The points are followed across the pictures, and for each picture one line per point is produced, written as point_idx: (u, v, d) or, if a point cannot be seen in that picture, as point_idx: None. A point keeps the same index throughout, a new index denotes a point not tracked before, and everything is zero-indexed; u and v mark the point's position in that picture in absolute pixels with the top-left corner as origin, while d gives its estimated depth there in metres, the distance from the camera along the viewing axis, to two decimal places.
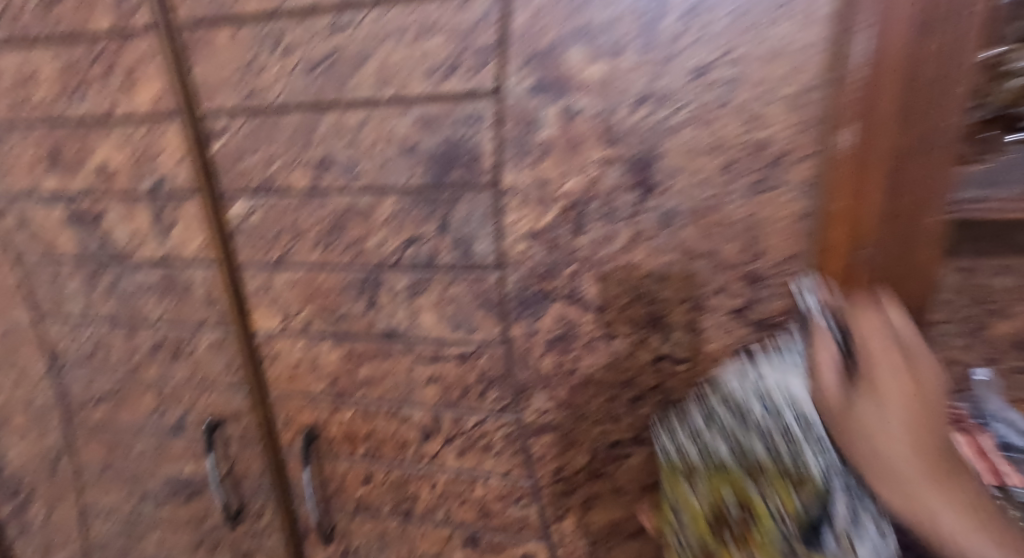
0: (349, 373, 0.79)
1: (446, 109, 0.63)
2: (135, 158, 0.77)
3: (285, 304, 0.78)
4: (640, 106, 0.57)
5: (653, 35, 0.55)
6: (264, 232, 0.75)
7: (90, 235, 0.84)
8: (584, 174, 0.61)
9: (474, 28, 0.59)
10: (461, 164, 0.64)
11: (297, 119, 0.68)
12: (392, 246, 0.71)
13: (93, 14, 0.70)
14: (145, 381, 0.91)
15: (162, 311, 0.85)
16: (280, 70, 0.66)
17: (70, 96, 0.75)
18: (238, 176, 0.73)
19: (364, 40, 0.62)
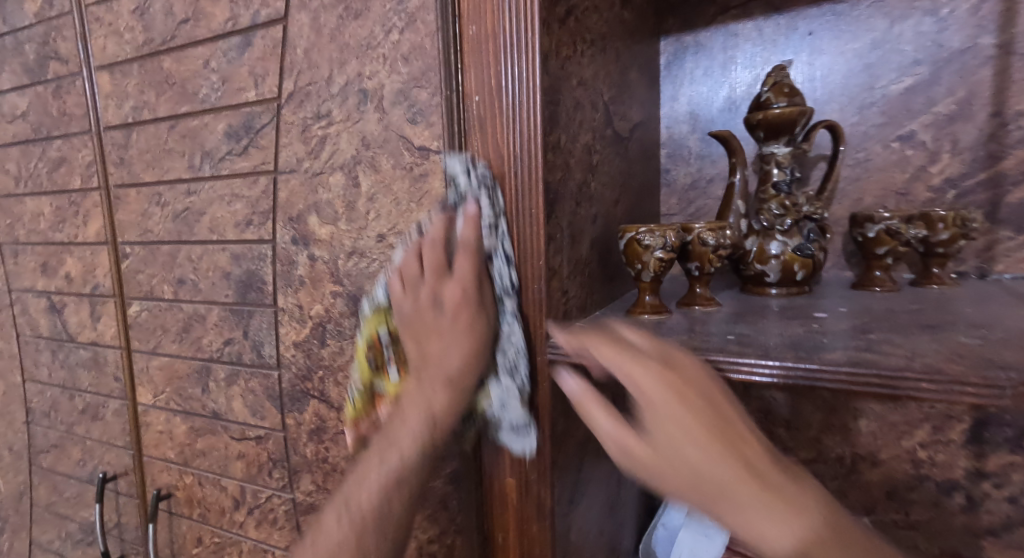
0: (191, 443, 1.00)
1: (245, 249, 0.89)
2: (85, 269, 1.10)
3: (155, 382, 1.03)
4: (350, 257, 0.80)
5: (353, 210, 0.79)
6: (145, 327, 1.02)
7: (56, 322, 1.16)
8: (323, 303, 0.83)
9: (259, 198, 0.86)
10: (254, 288, 0.89)
11: (167, 250, 0.97)
12: (217, 345, 0.94)
13: (72, 177, 1.08)
14: (74, 438, 1.17)
15: (89, 382, 1.13)
16: (161, 217, 0.97)
17: (57, 226, 1.13)
18: (135, 286, 1.02)
19: (203, 201, 0.92)
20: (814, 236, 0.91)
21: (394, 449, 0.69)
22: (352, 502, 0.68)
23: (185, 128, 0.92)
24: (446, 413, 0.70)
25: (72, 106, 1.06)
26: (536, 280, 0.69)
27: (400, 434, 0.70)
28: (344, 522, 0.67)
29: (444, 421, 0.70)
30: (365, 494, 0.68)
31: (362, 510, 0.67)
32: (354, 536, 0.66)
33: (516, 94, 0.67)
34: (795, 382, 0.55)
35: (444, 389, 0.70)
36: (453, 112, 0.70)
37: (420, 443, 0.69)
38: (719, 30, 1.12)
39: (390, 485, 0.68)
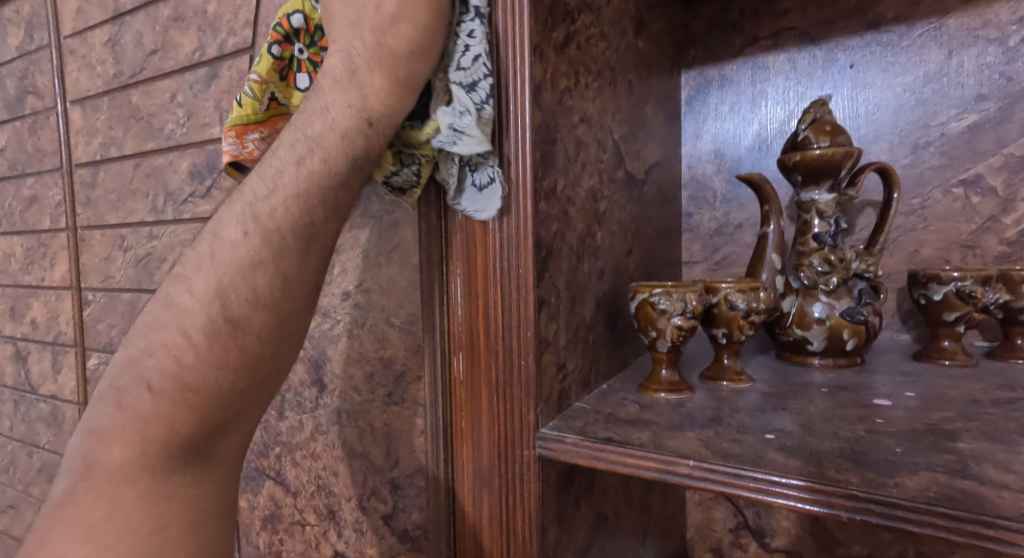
0: None
1: None
2: (50, 315, 1.01)
3: None
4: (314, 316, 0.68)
5: None
6: (103, 382, 0.92)
7: (21, 370, 1.08)
8: None
9: None
10: None
11: (127, 298, 0.87)
12: None
13: (42, 218, 1.00)
14: (30, 497, 1.08)
15: (47, 437, 1.04)
16: (122, 262, 0.88)
17: (27, 269, 1.04)
18: (96, 337, 0.93)
19: (165, 247, 0.82)
20: (866, 299, 0.76)
21: (187, 329, 0.45)
22: (144, 408, 0.43)
23: (149, 165, 0.82)
24: (267, 254, 0.47)
25: (45, 142, 0.97)
26: (522, 353, 0.55)
27: (131, 385, 0.44)
28: (152, 425, 0.43)
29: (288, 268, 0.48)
30: (162, 380, 0.44)
31: (161, 424, 0.43)
32: (179, 434, 0.43)
33: (499, 128, 0.54)
34: (864, 519, 0.41)
35: (250, 286, 0.46)
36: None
37: (247, 291, 0.46)
38: (747, 62, 1.00)
39: (190, 369, 0.44)
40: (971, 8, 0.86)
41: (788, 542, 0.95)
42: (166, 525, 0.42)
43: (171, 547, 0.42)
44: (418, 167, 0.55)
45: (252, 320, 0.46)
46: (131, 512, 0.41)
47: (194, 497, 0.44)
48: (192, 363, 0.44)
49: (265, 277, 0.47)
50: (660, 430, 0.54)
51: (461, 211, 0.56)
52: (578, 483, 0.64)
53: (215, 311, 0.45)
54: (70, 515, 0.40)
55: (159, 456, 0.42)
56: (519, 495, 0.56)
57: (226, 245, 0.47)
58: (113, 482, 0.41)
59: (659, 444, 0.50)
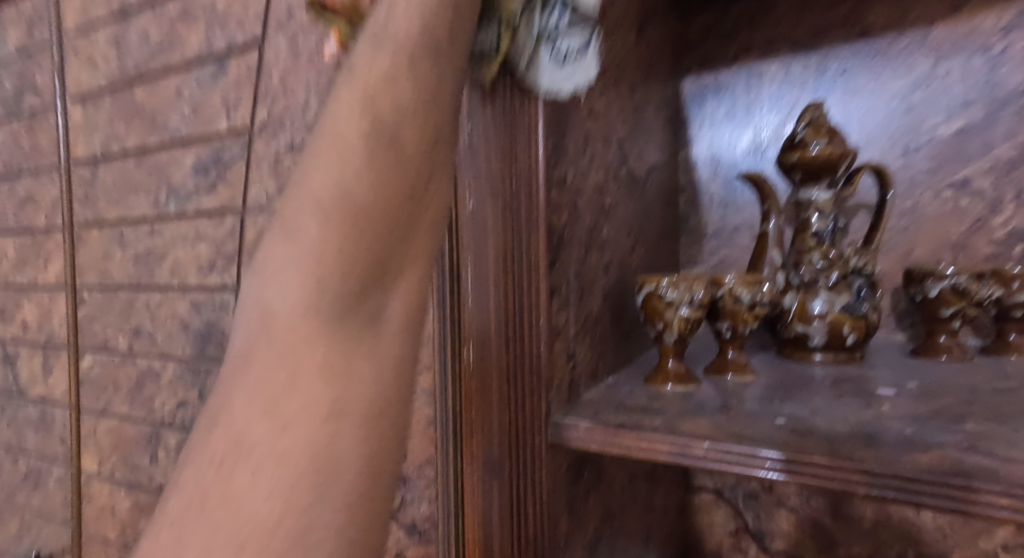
0: (133, 522, 0.86)
1: (205, 297, 0.77)
2: (41, 316, 0.99)
3: (102, 447, 0.90)
4: None
5: None
6: (97, 382, 0.90)
7: (10, 373, 1.05)
8: None
9: (224, 241, 0.75)
10: (214, 341, 0.77)
11: (125, 296, 0.86)
12: (170, 406, 0.82)
13: (37, 216, 0.98)
14: (15, 505, 1.05)
15: (35, 441, 1.01)
16: (121, 260, 0.86)
17: (19, 269, 1.02)
18: (91, 336, 0.91)
19: (167, 243, 0.81)
20: (866, 294, 0.77)
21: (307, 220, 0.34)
22: (265, 349, 0.34)
23: (152, 161, 0.82)
24: (382, 134, 0.35)
25: (43, 140, 0.96)
26: (535, 343, 0.57)
27: (298, 211, 0.34)
28: (279, 372, 0.33)
29: (411, 162, 0.37)
30: (303, 318, 0.34)
31: (287, 405, 0.33)
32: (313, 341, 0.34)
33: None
34: (881, 493, 0.42)
35: (395, 100, 0.36)
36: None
37: (358, 200, 0.34)
38: (741, 70, 1.03)
39: (321, 262, 0.33)
40: (957, 17, 0.89)
41: (788, 545, 0.95)
42: (340, 418, 0.34)
43: (346, 446, 0.34)
44: (500, 40, 0.48)
45: (375, 244, 0.35)
46: (295, 469, 0.33)
47: (370, 442, 0.35)
48: (311, 299, 0.34)
49: (389, 184, 0.35)
50: (672, 416, 0.54)
51: (538, 85, 0.53)
52: (588, 474, 0.65)
53: (315, 200, 0.34)
54: (194, 483, 0.33)
55: (307, 405, 0.33)
56: (533, 481, 0.58)
57: (361, 67, 0.36)
58: (258, 478, 0.32)
59: (672, 428, 0.51)
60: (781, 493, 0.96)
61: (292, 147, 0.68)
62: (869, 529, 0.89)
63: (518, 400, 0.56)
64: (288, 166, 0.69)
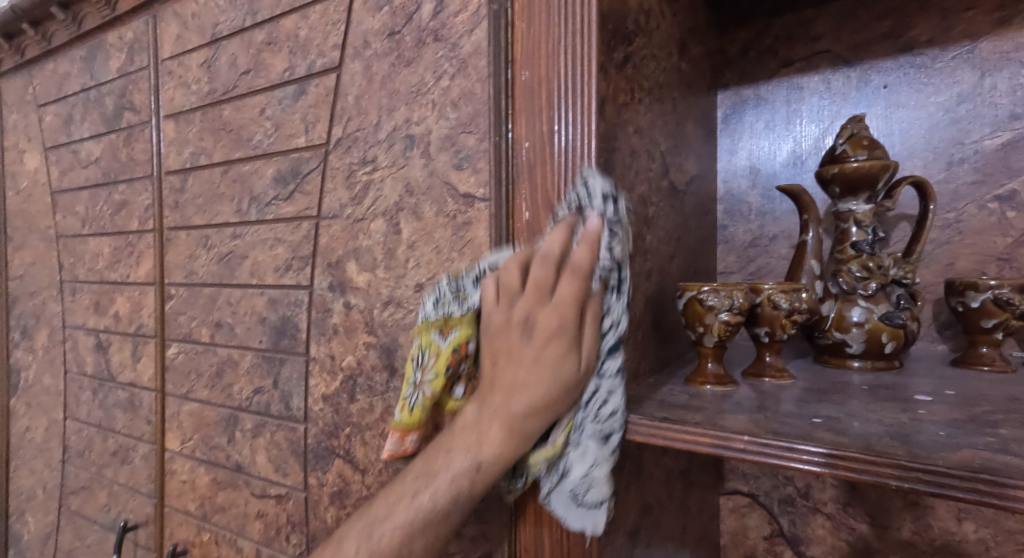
0: (212, 496, 0.95)
1: (281, 295, 0.85)
2: (132, 309, 1.10)
3: (184, 428, 1.00)
4: (387, 307, 0.74)
5: (392, 259, 0.73)
6: (181, 369, 1.00)
7: (102, 360, 1.17)
8: (354, 354, 0.77)
9: (300, 244, 0.83)
10: (288, 335, 0.85)
11: (208, 292, 0.95)
12: (246, 393, 0.90)
13: (130, 220, 1.09)
14: (104, 479, 1.16)
15: (123, 422, 1.12)
16: (205, 260, 0.96)
17: (112, 266, 1.14)
18: (177, 329, 1.01)
19: (247, 245, 0.90)
20: (904, 303, 0.79)
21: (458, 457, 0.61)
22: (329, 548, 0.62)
23: (235, 172, 0.91)
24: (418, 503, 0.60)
25: (137, 151, 1.07)
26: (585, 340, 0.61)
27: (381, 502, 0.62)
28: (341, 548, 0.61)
29: (431, 514, 0.60)
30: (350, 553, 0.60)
31: (410, 545, 0.60)
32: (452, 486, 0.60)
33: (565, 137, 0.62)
34: (913, 486, 0.46)
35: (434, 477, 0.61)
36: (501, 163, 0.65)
37: (397, 522, 0.60)
38: (781, 83, 1.06)
39: (406, 527, 0.60)
40: (1004, 32, 0.90)
41: (823, 548, 0.97)
42: None
43: None
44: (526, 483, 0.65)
45: (405, 542, 0.60)
46: None
47: None
48: (346, 551, 0.60)
49: (412, 526, 0.60)
50: (711, 413, 0.59)
51: (557, 510, 0.63)
52: (629, 467, 0.69)
53: (417, 493, 0.61)
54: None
55: None
56: (580, 468, 0.62)
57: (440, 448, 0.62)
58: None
59: (713, 423, 0.55)
60: (817, 497, 0.98)
61: (363, 161, 0.75)
62: (905, 534, 0.91)
63: (568, 393, 0.62)
64: (360, 178, 0.76)
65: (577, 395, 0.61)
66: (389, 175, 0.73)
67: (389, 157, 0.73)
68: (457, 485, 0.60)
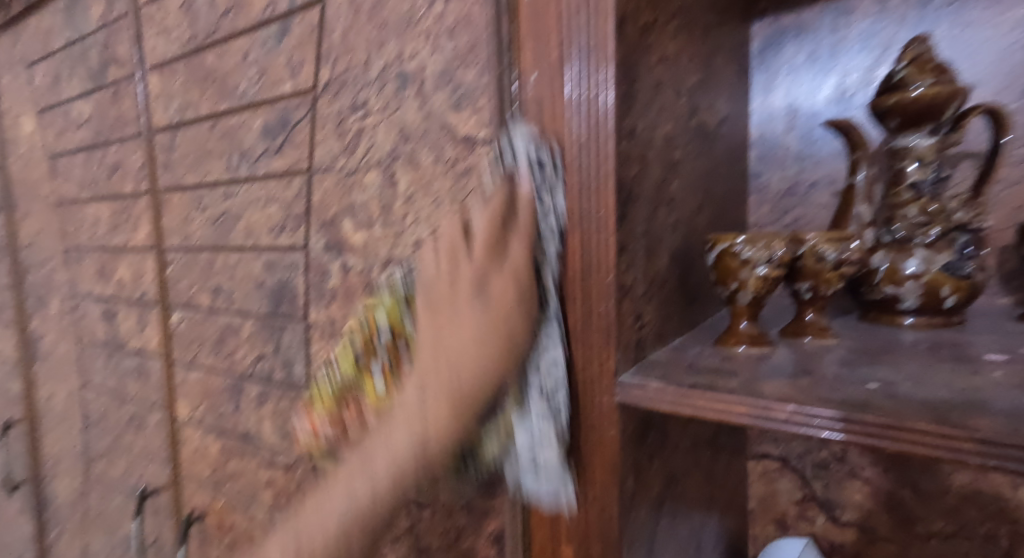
0: (222, 465, 0.92)
1: (278, 257, 0.80)
2: (134, 276, 1.06)
3: (192, 397, 0.96)
4: (386, 267, 0.68)
5: (390, 213, 0.67)
6: (185, 336, 0.96)
7: (111, 328, 1.14)
8: (355, 317, 0.72)
9: (293, 201, 0.77)
10: (287, 299, 0.79)
11: (205, 256, 0.90)
12: (249, 360, 0.86)
13: (125, 182, 1.04)
14: (122, 447, 1.15)
15: (136, 391, 1.10)
16: (200, 222, 0.91)
17: (113, 232, 1.10)
18: (177, 295, 0.97)
19: (240, 204, 0.84)
20: (970, 251, 0.70)
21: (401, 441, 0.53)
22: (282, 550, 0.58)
23: (224, 126, 0.84)
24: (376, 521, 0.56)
25: (127, 108, 1.01)
26: (602, 299, 0.54)
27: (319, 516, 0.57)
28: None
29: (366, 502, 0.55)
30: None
31: (361, 500, 0.55)
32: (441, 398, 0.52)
33: (579, 80, 0.53)
34: (997, 465, 0.39)
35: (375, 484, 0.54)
36: (509, 103, 0.57)
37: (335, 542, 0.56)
38: (828, 6, 0.94)
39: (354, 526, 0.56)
40: None
41: (866, 516, 0.90)
42: None
43: None
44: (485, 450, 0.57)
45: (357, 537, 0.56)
46: None
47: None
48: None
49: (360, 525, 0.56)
50: (748, 379, 0.52)
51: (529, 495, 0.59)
52: (652, 439, 0.63)
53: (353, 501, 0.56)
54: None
55: None
56: (597, 441, 0.56)
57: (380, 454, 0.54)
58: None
59: (750, 390, 0.48)
60: (856, 462, 0.91)
61: (354, 105, 0.68)
62: (957, 502, 0.83)
63: (586, 358, 0.55)
64: (352, 124, 0.69)
65: (593, 361, 0.55)
66: (382, 120, 0.66)
67: (381, 98, 0.65)
68: (400, 453, 0.53)
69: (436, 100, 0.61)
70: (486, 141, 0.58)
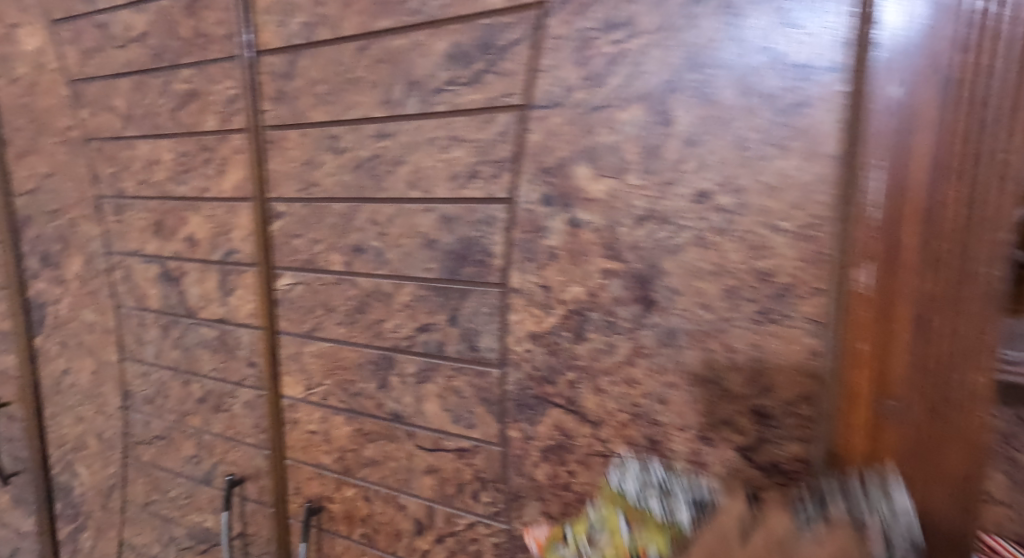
0: (356, 450, 0.82)
1: (461, 213, 0.69)
2: (215, 231, 0.90)
3: (308, 376, 0.85)
4: (641, 224, 0.57)
5: (655, 161, 0.55)
6: (303, 302, 0.83)
7: (172, 292, 0.97)
8: (586, 282, 0.61)
9: (493, 144, 0.65)
10: (473, 260, 0.69)
11: (339, 210, 0.77)
12: (406, 331, 0.75)
13: (206, 116, 0.87)
14: (187, 429, 0.99)
15: (213, 366, 0.94)
16: (333, 167, 0.77)
17: (181, 178, 0.92)
18: (286, 255, 0.83)
19: (402, 147, 0.71)
20: None
21: None
22: None
23: (381, 49, 0.70)
24: None
25: (212, 24, 0.83)
26: (983, 259, 0.44)
27: None
28: None
29: None
30: None
31: None
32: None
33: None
34: None
35: None
36: (870, 21, 0.46)
37: None
38: None
39: None
40: None
41: None
42: None
43: None
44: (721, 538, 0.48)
45: None
46: None
47: None
48: None
49: None
50: None
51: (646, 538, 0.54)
52: None
53: None
54: None
55: None
56: (959, 426, 0.46)
57: None
58: None
59: None
60: None
61: (611, 28, 0.56)
62: None
63: (947, 329, 0.46)
64: (605, 50, 0.57)
65: (963, 336, 0.45)
66: (660, 45, 0.54)
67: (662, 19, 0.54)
68: None
69: (757, 17, 0.50)
70: (835, 68, 0.47)
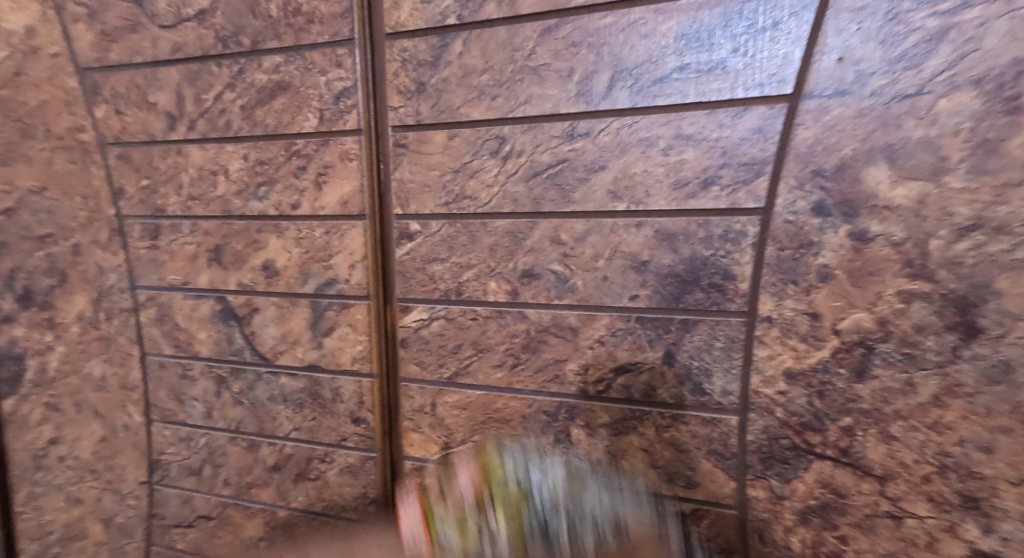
0: None
1: (692, 227, 0.57)
2: (305, 257, 0.72)
3: (448, 428, 0.69)
4: (964, 236, 0.49)
5: (991, 157, 0.48)
6: (442, 341, 0.68)
7: (233, 335, 0.78)
8: (875, 308, 0.52)
9: (742, 143, 0.54)
10: (706, 285, 0.57)
11: (507, 226, 0.64)
12: (599, 372, 0.62)
13: (301, 113, 0.71)
14: (250, 505, 0.79)
15: (294, 425, 0.75)
16: (497, 175, 0.63)
17: (255, 193, 0.74)
18: (420, 284, 0.68)
19: (605, 148, 0.59)
20: None
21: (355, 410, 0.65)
22: None
23: (578, 30, 0.58)
24: None
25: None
26: None
27: None
28: None
29: None
30: None
31: None
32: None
33: None
34: None
35: None
36: None
37: None
38: None
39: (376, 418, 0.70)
40: None
41: None
42: None
43: None
44: None
45: None
46: None
47: None
48: None
49: None
50: None
51: None
52: None
53: None
54: None
55: None
56: None
57: None
58: None
59: None
60: None
61: (850, 50, 0.50)
62: None
63: None
64: (847, 73, 0.51)
65: None
66: (920, 58, 0.48)
67: (901, 35, 0.49)
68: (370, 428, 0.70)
69: None
70: None
